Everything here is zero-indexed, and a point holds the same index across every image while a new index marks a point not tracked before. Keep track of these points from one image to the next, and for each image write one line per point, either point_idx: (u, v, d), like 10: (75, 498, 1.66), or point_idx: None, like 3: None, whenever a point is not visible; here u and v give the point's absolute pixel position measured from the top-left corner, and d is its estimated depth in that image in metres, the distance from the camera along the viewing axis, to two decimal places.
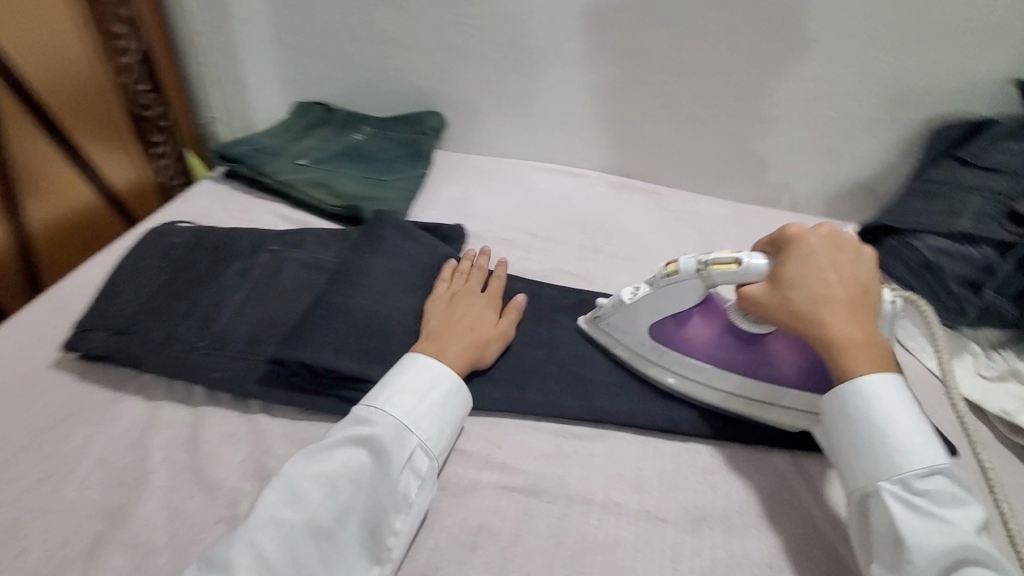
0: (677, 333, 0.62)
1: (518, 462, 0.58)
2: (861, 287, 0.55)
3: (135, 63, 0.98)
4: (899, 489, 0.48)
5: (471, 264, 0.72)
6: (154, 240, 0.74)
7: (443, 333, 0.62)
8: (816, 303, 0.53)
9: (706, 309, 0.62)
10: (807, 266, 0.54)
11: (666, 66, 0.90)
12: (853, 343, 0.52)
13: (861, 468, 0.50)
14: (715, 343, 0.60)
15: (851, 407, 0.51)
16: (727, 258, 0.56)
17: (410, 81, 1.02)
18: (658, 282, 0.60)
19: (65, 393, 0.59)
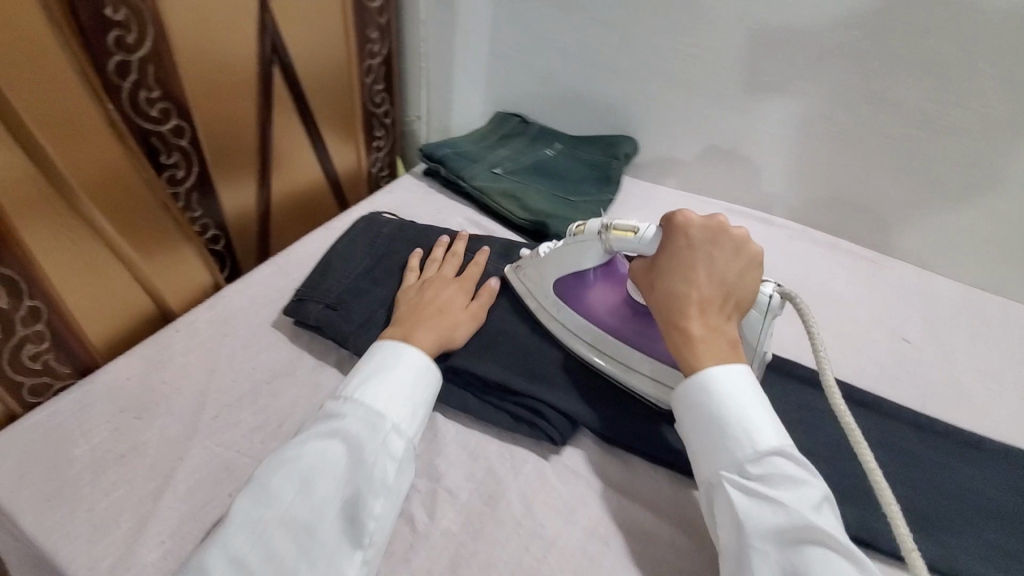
0: (580, 294, 0.65)
1: (690, 534, 0.53)
2: (721, 282, 0.54)
3: (380, 64, 0.95)
4: (738, 476, 0.47)
5: (448, 252, 0.74)
6: (364, 225, 0.80)
7: (414, 318, 0.62)
8: (670, 296, 0.55)
9: (610, 277, 0.64)
10: (668, 256, 0.56)
11: (913, 120, 0.81)
12: (717, 344, 0.53)
13: (703, 458, 0.50)
14: (618, 313, 0.63)
15: (699, 400, 0.51)
16: (627, 226, 0.58)
17: (612, 106, 1.00)
18: (569, 239, 0.63)
19: (279, 353, 0.66)
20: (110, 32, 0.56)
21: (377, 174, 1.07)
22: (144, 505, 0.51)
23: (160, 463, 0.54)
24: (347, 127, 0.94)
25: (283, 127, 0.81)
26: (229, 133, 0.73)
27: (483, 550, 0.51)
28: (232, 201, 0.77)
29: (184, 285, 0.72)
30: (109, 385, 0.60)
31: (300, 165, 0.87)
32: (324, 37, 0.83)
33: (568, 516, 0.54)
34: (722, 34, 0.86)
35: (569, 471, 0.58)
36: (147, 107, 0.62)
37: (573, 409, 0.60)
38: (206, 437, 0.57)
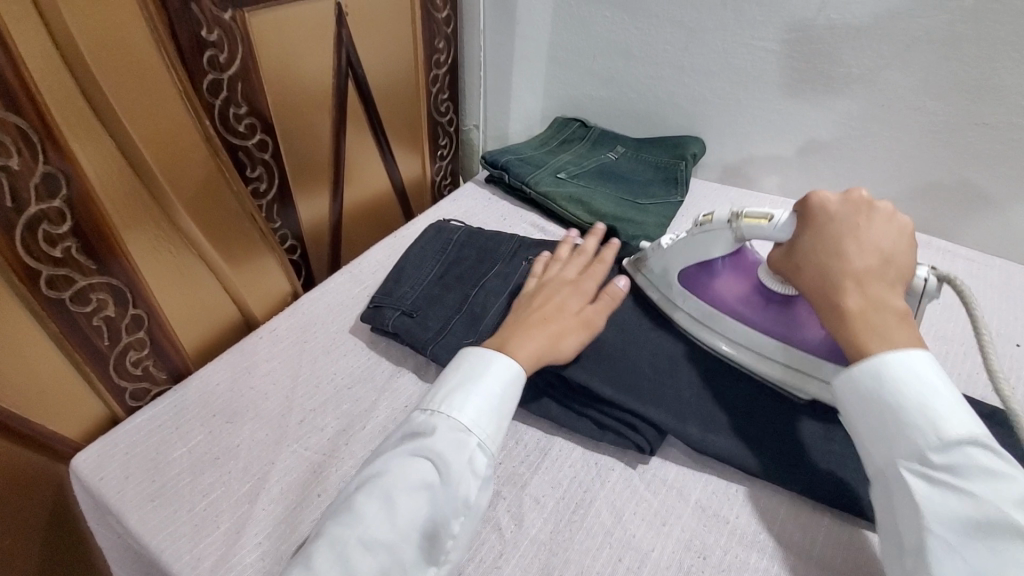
0: (704, 283, 0.64)
1: (796, 552, 0.50)
2: (878, 253, 0.51)
3: (445, 74, 0.97)
4: (918, 467, 0.42)
5: (570, 253, 0.71)
6: (434, 233, 0.80)
7: (515, 325, 0.60)
8: (820, 274, 0.52)
9: (739, 267, 0.64)
10: (817, 233, 0.53)
11: (1019, 106, 0.74)
12: (884, 314, 0.48)
13: (873, 448, 0.45)
14: (743, 300, 0.62)
15: (864, 386, 0.46)
16: (759, 214, 0.57)
17: (679, 105, 0.98)
18: (694, 230, 0.62)
19: (358, 359, 0.67)
20: (205, 52, 0.59)
21: (440, 182, 1.08)
22: (240, 507, 0.52)
23: (251, 466, 0.56)
24: (413, 138, 0.95)
25: (354, 137, 0.83)
26: (308, 146, 0.76)
27: (574, 560, 0.49)
28: (308, 211, 0.79)
29: (265, 295, 0.75)
30: (201, 389, 0.63)
31: (370, 175, 0.89)
32: (394, 49, 0.85)
33: (659, 528, 0.52)
34: (799, 25, 0.82)
35: (659, 481, 0.56)
36: (235, 123, 0.64)
37: (666, 420, 0.56)
38: (294, 441, 0.58)
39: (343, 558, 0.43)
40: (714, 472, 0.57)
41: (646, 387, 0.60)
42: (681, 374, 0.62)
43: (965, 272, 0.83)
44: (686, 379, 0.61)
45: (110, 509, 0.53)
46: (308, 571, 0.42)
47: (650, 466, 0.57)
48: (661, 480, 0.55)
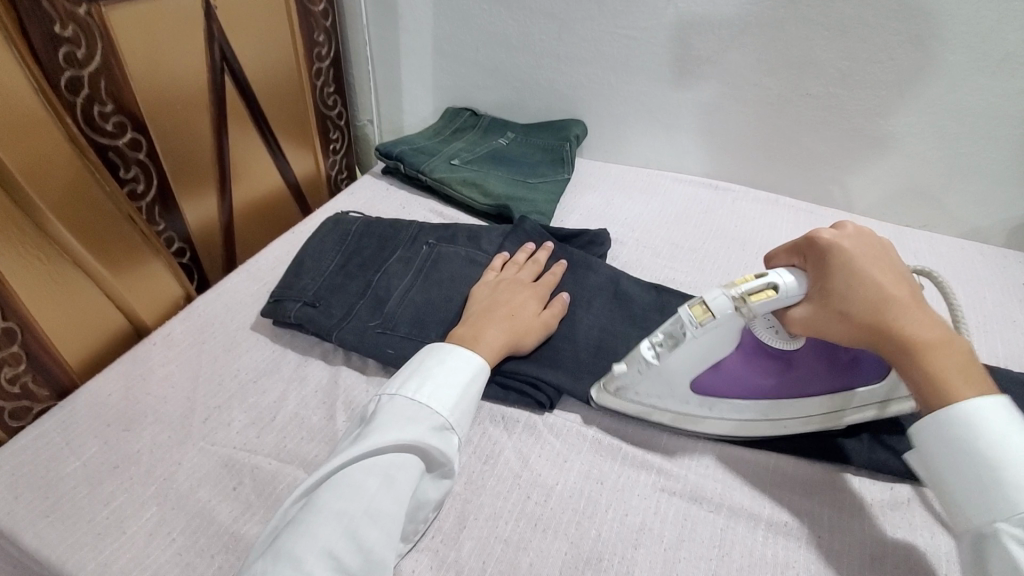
0: (708, 377, 0.57)
1: (677, 466, 0.58)
2: (907, 287, 0.51)
3: (328, 68, 0.97)
4: (1022, 530, 0.40)
5: (525, 258, 0.75)
6: (332, 225, 0.80)
7: (483, 318, 0.64)
8: (866, 313, 0.49)
9: (722, 339, 0.57)
10: (852, 273, 0.51)
11: (832, 79, 0.88)
12: (953, 347, 0.47)
13: (966, 503, 0.44)
14: (757, 371, 0.56)
15: (952, 437, 0.44)
16: (761, 287, 0.52)
17: (560, 91, 1.05)
18: (688, 330, 0.54)
19: (262, 353, 0.66)
20: (60, 48, 0.57)
21: (337, 178, 1.08)
22: (147, 509, 0.51)
23: (155, 468, 0.54)
24: (302, 133, 0.95)
25: (238, 135, 0.82)
26: (188, 145, 0.74)
27: (488, 504, 0.54)
28: (194, 213, 0.77)
29: (154, 301, 0.72)
30: (92, 402, 0.60)
31: (260, 172, 0.88)
32: (270, 43, 0.84)
33: (561, 465, 0.58)
34: (654, 13, 0.91)
35: (560, 425, 0.61)
36: (102, 122, 0.63)
37: (565, 379, 0.63)
38: (201, 438, 0.57)
39: (349, 529, 0.45)
40: (605, 412, 0.64)
41: (537, 347, 0.66)
42: (576, 333, 0.69)
43: (806, 222, 0.97)
44: (579, 337, 0.68)
45: (2, 532, 0.50)
46: (312, 539, 0.43)
47: (552, 414, 0.63)
48: (562, 425, 0.61)
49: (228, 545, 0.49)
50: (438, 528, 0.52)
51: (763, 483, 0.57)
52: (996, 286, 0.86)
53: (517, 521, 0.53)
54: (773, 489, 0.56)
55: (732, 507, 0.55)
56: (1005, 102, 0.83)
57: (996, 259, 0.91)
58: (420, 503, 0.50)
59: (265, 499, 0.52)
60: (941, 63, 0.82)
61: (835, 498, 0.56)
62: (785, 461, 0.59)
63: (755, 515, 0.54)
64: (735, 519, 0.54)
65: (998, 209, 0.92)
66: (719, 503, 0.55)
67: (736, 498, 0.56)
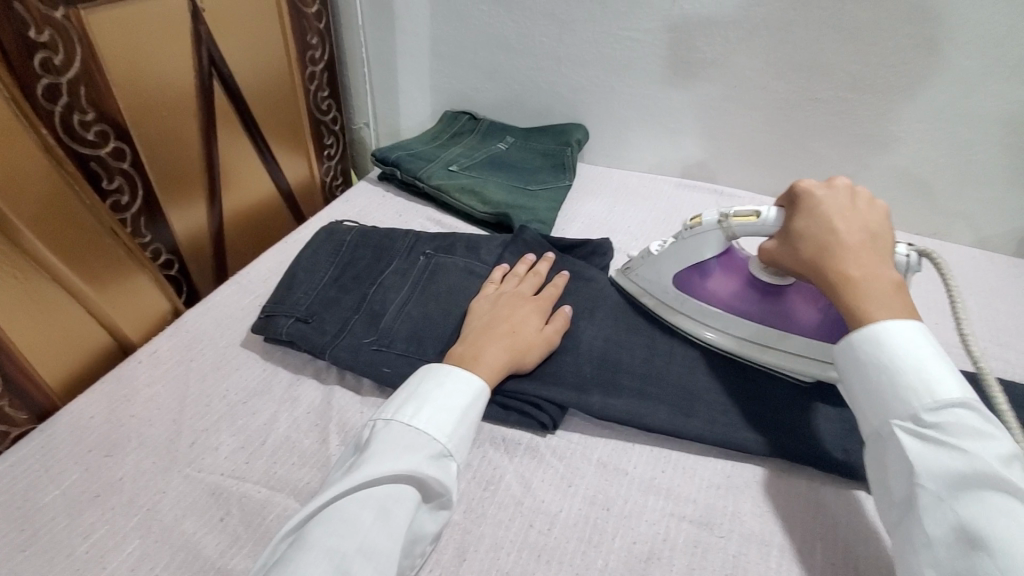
0: (697, 284, 0.66)
1: (687, 490, 0.56)
2: (864, 231, 0.53)
3: (321, 71, 0.93)
4: (910, 424, 0.44)
5: (526, 269, 0.73)
6: (326, 235, 0.78)
7: (484, 336, 0.61)
8: (816, 247, 0.53)
9: (728, 264, 0.66)
10: (809, 215, 0.55)
11: (840, 83, 0.86)
12: (880, 279, 0.50)
13: (868, 410, 0.48)
14: (738, 296, 0.64)
15: (862, 355, 0.48)
16: (748, 212, 0.60)
17: (560, 93, 1.02)
18: (683, 234, 0.65)
19: (253, 371, 0.64)
20: (35, 53, 0.54)
21: (332, 183, 1.04)
22: (129, 542, 0.49)
23: (138, 497, 0.52)
24: (295, 138, 0.92)
25: (228, 141, 0.79)
26: (174, 152, 0.71)
27: (488, 534, 0.51)
28: (182, 223, 0.74)
29: (140, 316, 0.70)
30: (73, 426, 0.57)
31: (251, 180, 0.85)
32: (260, 45, 0.80)
33: (565, 490, 0.55)
34: (657, 14, 0.88)
35: (563, 448, 0.59)
36: (82, 131, 0.60)
37: (569, 398, 0.60)
38: (187, 464, 0.54)
39: (340, 568, 0.42)
40: (611, 432, 0.61)
41: (540, 364, 0.63)
42: (579, 348, 0.66)
43: None
44: (583, 353, 0.66)
45: None
46: None
47: (555, 435, 0.60)
48: (565, 447, 0.59)
49: None
50: (436, 560, 0.50)
51: (776, 509, 0.54)
52: (1010, 297, 0.83)
53: (519, 552, 0.50)
54: (787, 514, 0.54)
55: (745, 536, 0.52)
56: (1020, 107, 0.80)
57: (1008, 269, 0.89)
58: (418, 537, 0.48)
59: (254, 531, 0.49)
60: (954, 67, 0.80)
61: (851, 524, 0.53)
62: (799, 484, 0.56)
63: (768, 544, 0.52)
64: (748, 547, 0.51)
65: (1007, 218, 0.90)
66: (731, 528, 0.53)
67: (748, 524, 0.53)
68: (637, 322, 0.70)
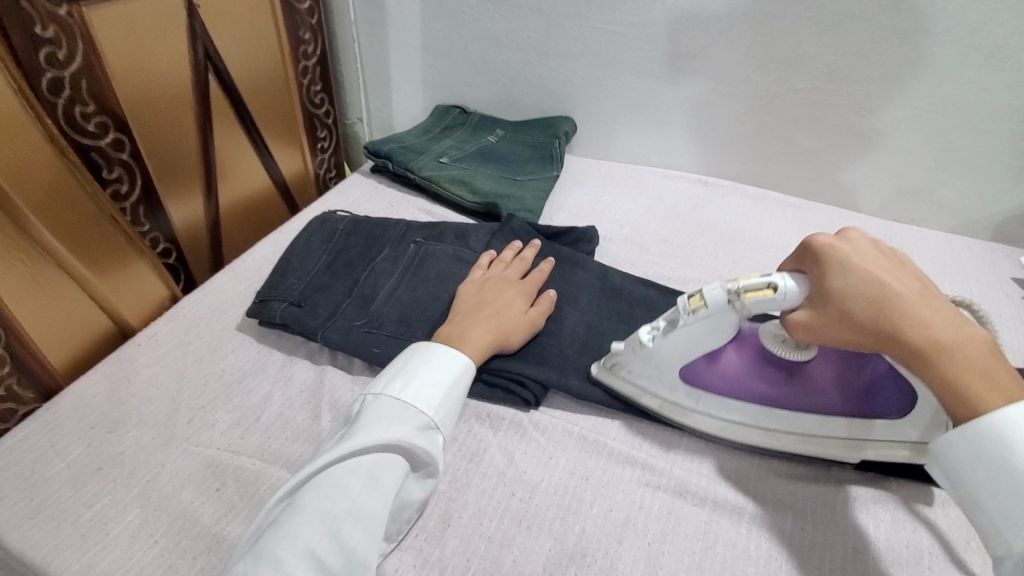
0: (711, 373, 0.58)
1: (662, 461, 0.58)
2: (919, 286, 0.47)
3: (314, 66, 0.95)
4: None
5: (513, 256, 0.75)
6: (319, 224, 0.80)
7: (470, 317, 0.64)
8: (881, 311, 0.45)
9: (738, 343, 0.58)
10: (851, 274, 0.48)
11: (819, 74, 0.88)
12: (972, 343, 0.43)
13: (1005, 529, 0.39)
14: (760, 379, 0.57)
15: (994, 458, 0.40)
16: (759, 285, 0.52)
17: (549, 87, 1.05)
18: (683, 317, 0.55)
19: (248, 353, 0.66)
20: (41, 49, 0.57)
21: (325, 176, 1.07)
22: (130, 511, 0.51)
23: (137, 470, 0.54)
24: (289, 132, 0.94)
25: (224, 135, 0.81)
26: (172, 145, 0.74)
27: (472, 502, 0.54)
28: (180, 213, 0.77)
29: (140, 302, 0.72)
30: (76, 404, 0.60)
31: (246, 172, 0.87)
32: (254, 41, 0.83)
33: (547, 461, 0.58)
34: (642, 8, 0.91)
35: (546, 422, 0.61)
36: (84, 123, 0.62)
37: (551, 376, 0.63)
38: (184, 440, 0.57)
39: (331, 528, 0.45)
40: (592, 408, 0.64)
41: (524, 344, 0.66)
42: (562, 330, 0.69)
43: (793, 218, 0.97)
44: (566, 334, 0.68)
45: None
46: (294, 539, 0.43)
47: (538, 411, 0.63)
48: (547, 422, 0.61)
49: (210, 546, 0.49)
50: (423, 526, 0.52)
51: (746, 478, 0.57)
52: (982, 281, 0.86)
53: (502, 518, 0.53)
54: (757, 482, 0.57)
55: (716, 502, 0.55)
56: (993, 96, 0.83)
57: (982, 254, 0.92)
58: (405, 503, 0.50)
59: (248, 501, 0.52)
60: (927, 58, 0.82)
61: (817, 491, 0.56)
62: (769, 455, 0.59)
63: (738, 509, 0.54)
64: (719, 513, 0.54)
65: (982, 205, 0.93)
66: (703, 495, 0.55)
67: (720, 490, 0.56)
68: (618, 305, 0.73)
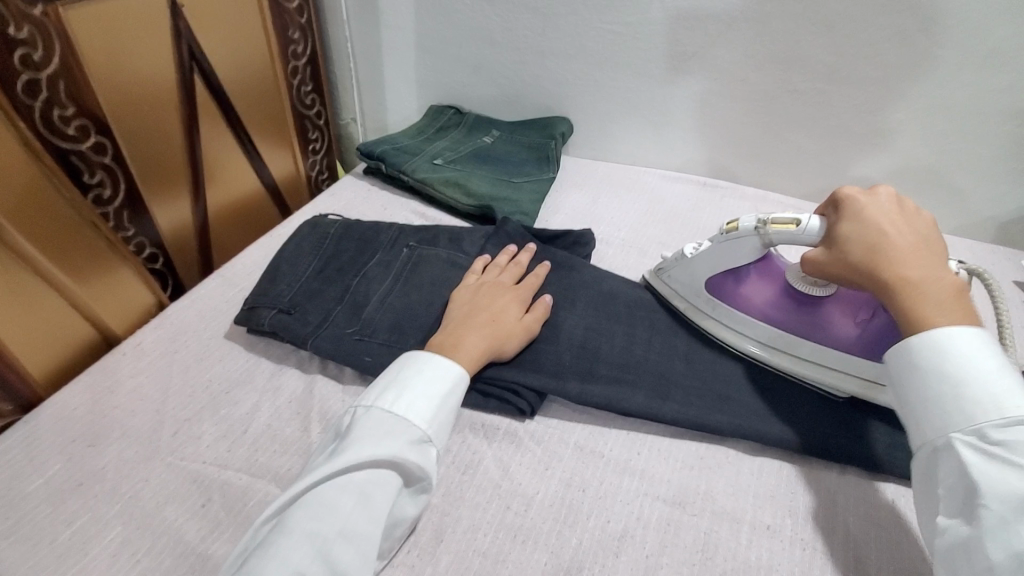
0: (731, 288, 0.66)
1: (662, 471, 0.57)
2: (918, 237, 0.53)
3: (304, 66, 0.93)
4: (970, 437, 0.43)
5: (509, 260, 0.73)
6: (310, 228, 0.78)
7: (462, 324, 0.62)
8: (870, 252, 0.53)
9: (765, 270, 0.65)
10: (860, 220, 0.55)
11: (818, 74, 0.87)
12: (936, 286, 0.50)
13: (925, 421, 0.47)
14: (772, 304, 0.64)
15: (917, 362, 0.48)
16: (786, 219, 0.59)
17: (544, 87, 1.03)
18: (718, 238, 0.64)
19: (235, 362, 0.64)
20: (16, 50, 0.55)
21: (317, 178, 1.05)
22: (111, 529, 0.50)
23: (120, 486, 0.52)
24: (279, 133, 0.92)
25: (211, 136, 0.79)
26: (157, 147, 0.72)
27: (466, 515, 0.52)
28: (166, 218, 0.75)
29: (124, 309, 0.71)
30: (57, 417, 0.58)
31: (235, 175, 0.85)
32: (241, 40, 0.81)
33: (543, 472, 0.56)
34: (638, 7, 0.89)
35: (541, 432, 0.60)
36: (63, 126, 0.60)
37: (546, 384, 0.61)
38: (169, 453, 0.55)
39: (316, 547, 0.43)
40: (589, 417, 0.62)
41: (519, 352, 0.64)
42: (559, 337, 0.67)
43: None
44: (563, 341, 0.67)
45: None
46: (278, 558, 0.42)
47: (533, 421, 0.61)
48: (543, 432, 0.60)
49: (193, 565, 0.47)
50: (414, 541, 0.51)
51: (749, 489, 0.55)
52: None
53: (496, 532, 0.51)
54: (759, 493, 0.55)
55: (716, 514, 0.53)
56: (995, 95, 0.81)
57: (986, 256, 0.90)
58: (398, 520, 0.49)
59: (234, 517, 0.50)
60: (929, 57, 0.81)
61: (821, 501, 0.54)
62: (771, 464, 0.58)
63: (739, 521, 0.53)
64: (719, 525, 0.52)
65: (985, 205, 0.91)
66: (704, 505, 0.54)
67: (720, 501, 0.54)
68: (616, 310, 0.71)
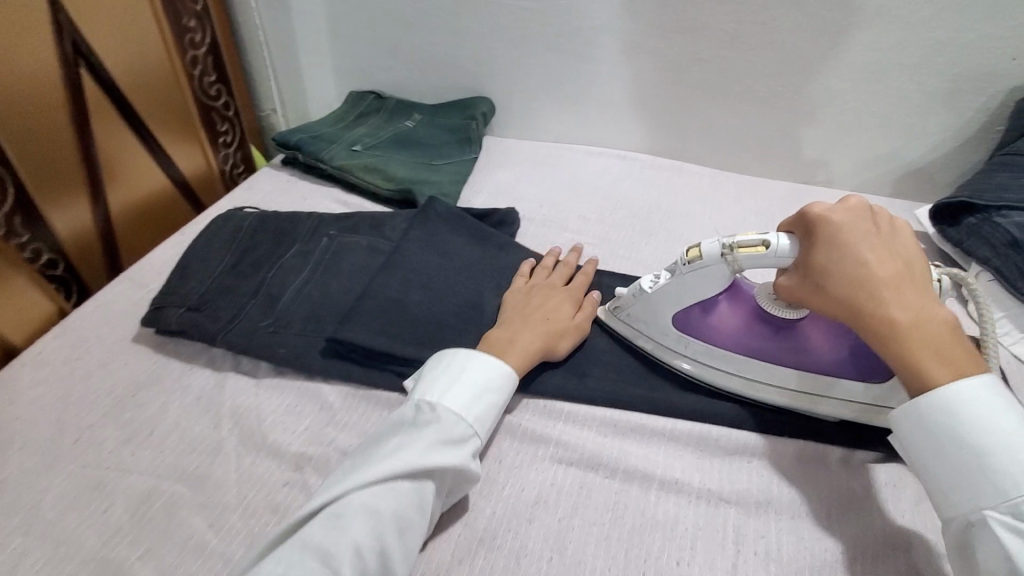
0: (701, 321, 0.61)
1: (576, 437, 0.59)
2: (900, 259, 0.50)
3: (204, 55, 0.88)
4: (1004, 513, 0.41)
5: (556, 261, 0.73)
6: (222, 222, 0.76)
7: (521, 320, 0.62)
8: (855, 281, 0.49)
9: (735, 295, 0.61)
10: (834, 248, 0.50)
11: (720, 44, 0.90)
12: (932, 325, 0.47)
13: (946, 489, 0.44)
14: (750, 331, 0.59)
15: (924, 421, 0.45)
16: (753, 241, 0.54)
17: (462, 67, 1.02)
18: (680, 268, 0.58)
19: (143, 364, 0.63)
20: None
21: (233, 172, 1.00)
22: (10, 541, 0.48)
23: (20, 497, 0.51)
24: (184, 127, 0.88)
25: (105, 135, 0.76)
26: (44, 150, 0.69)
27: None
28: (63, 222, 0.72)
29: (22, 318, 0.68)
30: None
31: (138, 173, 0.82)
32: (128, 30, 0.77)
33: None
34: None
35: None
36: None
37: None
38: (71, 461, 0.54)
39: None
40: None
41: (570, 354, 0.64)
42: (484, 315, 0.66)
43: (708, 187, 0.99)
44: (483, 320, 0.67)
45: None
46: None
47: None
48: None
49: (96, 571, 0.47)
50: None
51: (657, 445, 0.58)
52: None
53: None
54: (665, 447, 0.58)
55: (625, 474, 0.56)
56: (880, 58, 0.86)
57: None
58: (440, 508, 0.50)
59: (141, 519, 0.50)
60: (818, 22, 0.85)
61: (722, 451, 0.58)
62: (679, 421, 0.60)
63: (647, 477, 0.55)
64: (627, 482, 0.55)
65: (879, 164, 0.96)
66: (614, 465, 0.56)
67: (630, 459, 0.57)
68: None
